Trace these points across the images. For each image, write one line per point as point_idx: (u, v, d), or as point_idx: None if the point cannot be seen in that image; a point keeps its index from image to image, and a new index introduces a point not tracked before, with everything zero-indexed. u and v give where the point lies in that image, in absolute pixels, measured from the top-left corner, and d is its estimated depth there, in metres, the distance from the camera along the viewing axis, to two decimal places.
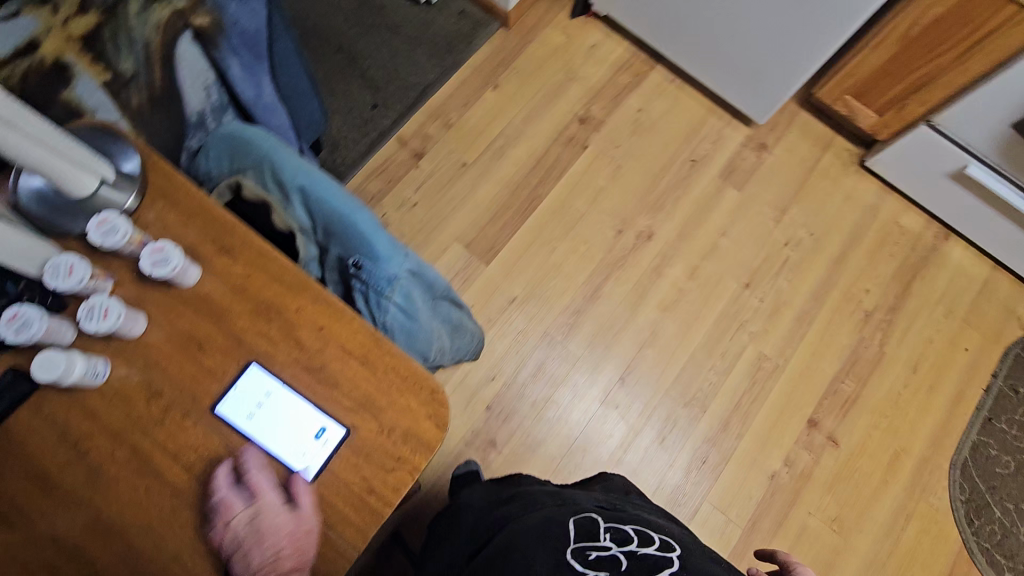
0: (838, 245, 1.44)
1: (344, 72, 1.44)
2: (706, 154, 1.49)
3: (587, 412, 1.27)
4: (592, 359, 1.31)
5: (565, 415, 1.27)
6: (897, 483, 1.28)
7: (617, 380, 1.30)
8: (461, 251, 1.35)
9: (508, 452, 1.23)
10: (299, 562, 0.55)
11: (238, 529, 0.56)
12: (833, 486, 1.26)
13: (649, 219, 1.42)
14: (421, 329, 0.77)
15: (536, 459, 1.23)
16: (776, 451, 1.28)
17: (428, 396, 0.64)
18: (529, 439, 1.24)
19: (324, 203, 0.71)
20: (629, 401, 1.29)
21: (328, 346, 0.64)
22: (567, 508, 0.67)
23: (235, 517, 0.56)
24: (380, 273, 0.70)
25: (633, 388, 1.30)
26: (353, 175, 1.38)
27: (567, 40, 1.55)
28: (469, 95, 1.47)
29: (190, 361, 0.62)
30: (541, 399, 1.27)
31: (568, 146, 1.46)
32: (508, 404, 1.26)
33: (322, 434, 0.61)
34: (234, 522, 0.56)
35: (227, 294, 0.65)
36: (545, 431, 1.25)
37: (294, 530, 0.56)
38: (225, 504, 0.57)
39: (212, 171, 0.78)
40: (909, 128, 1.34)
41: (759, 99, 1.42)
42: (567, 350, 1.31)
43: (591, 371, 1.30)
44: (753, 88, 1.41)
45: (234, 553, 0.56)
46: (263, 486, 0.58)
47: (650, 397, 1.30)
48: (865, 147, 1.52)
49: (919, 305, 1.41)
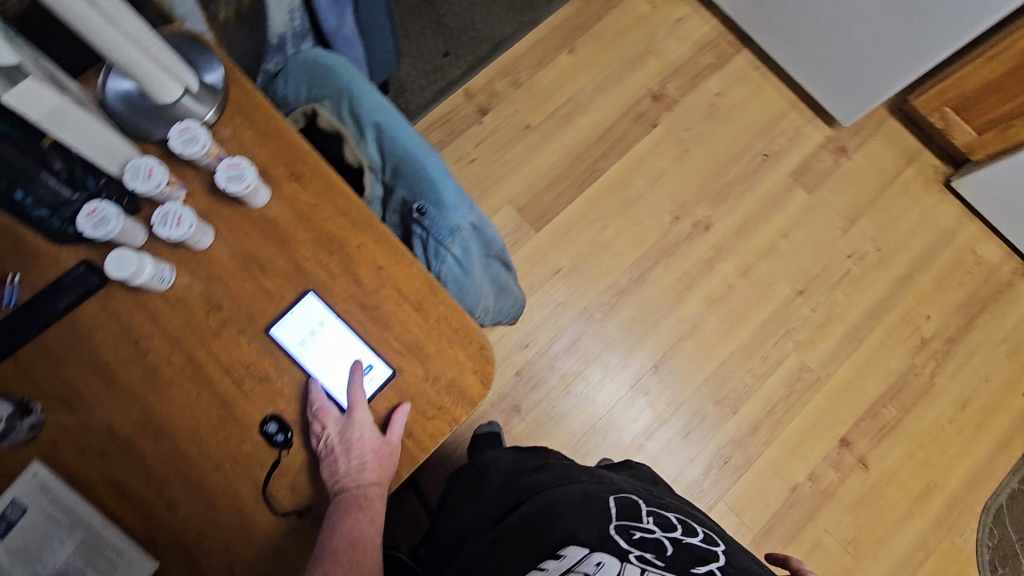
0: (905, 265, 1.37)
1: (419, 15, 1.40)
2: (780, 150, 1.42)
3: (615, 394, 1.26)
4: (628, 342, 1.29)
5: (593, 393, 1.26)
6: (923, 516, 1.24)
7: (650, 367, 1.28)
8: (512, 214, 1.33)
9: (530, 420, 1.24)
10: (380, 477, 0.59)
11: (330, 437, 0.59)
12: (854, 508, 1.23)
13: (709, 209, 1.37)
14: (472, 284, 0.77)
15: (557, 431, 1.24)
16: (802, 463, 1.25)
17: (476, 351, 0.64)
18: (553, 411, 1.24)
19: (397, 144, 0.69)
20: (659, 390, 1.27)
21: (384, 287, 0.64)
22: (605, 485, 0.68)
23: (329, 427, 0.59)
24: (444, 222, 0.69)
25: (664, 377, 1.28)
26: (415, 122, 1.36)
27: (652, 10, 1.47)
28: (543, 55, 1.42)
29: (251, 281, 0.63)
30: (570, 374, 1.27)
31: (636, 122, 1.41)
32: (537, 372, 1.26)
33: (368, 370, 0.62)
34: (329, 430, 0.59)
35: (292, 220, 0.65)
36: (570, 405, 1.25)
37: (382, 448, 0.59)
38: (323, 411, 0.59)
39: (289, 96, 0.77)
40: (1010, 152, 1.25)
41: (849, 100, 1.34)
42: (604, 330, 1.29)
43: (625, 354, 1.29)
44: (845, 87, 1.32)
45: (324, 458, 0.59)
46: (359, 402, 0.60)
47: (681, 389, 1.28)
48: (954, 166, 1.42)
49: (981, 340, 1.34)
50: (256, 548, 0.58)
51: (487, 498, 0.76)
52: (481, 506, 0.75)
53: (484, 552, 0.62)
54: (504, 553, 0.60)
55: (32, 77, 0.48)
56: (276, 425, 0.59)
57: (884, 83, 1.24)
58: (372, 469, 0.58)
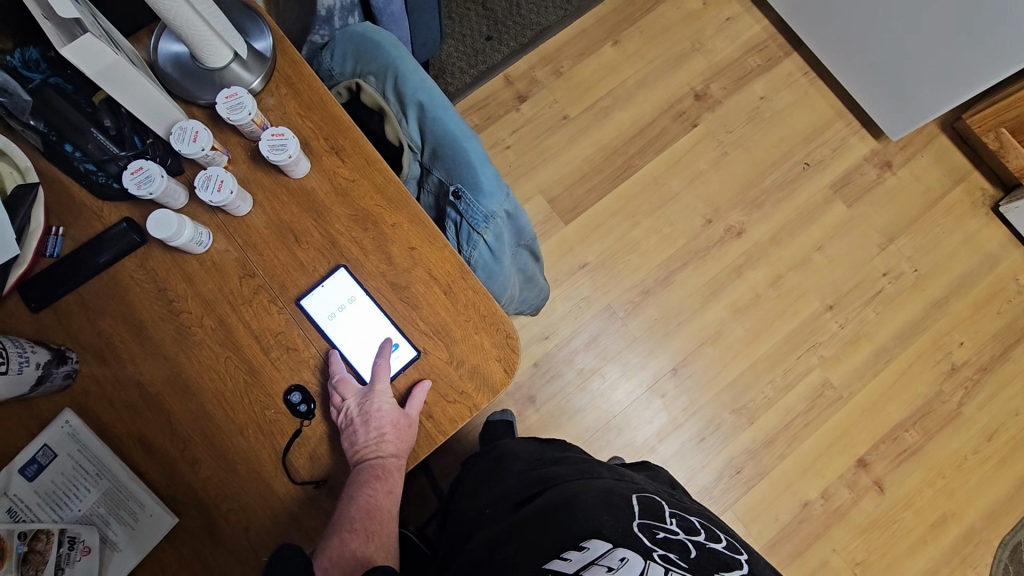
0: (942, 288, 1.33)
1: None
2: (822, 160, 1.38)
3: (631, 394, 1.25)
4: (649, 343, 1.28)
5: (609, 391, 1.25)
6: (936, 545, 1.21)
7: (670, 370, 1.27)
8: (543, 205, 1.32)
9: (544, 412, 1.24)
10: (399, 448, 0.59)
11: (349, 408, 0.59)
12: (866, 531, 1.21)
13: (743, 214, 1.34)
14: (502, 271, 0.76)
15: (570, 426, 1.23)
16: (816, 481, 1.23)
17: (502, 340, 0.64)
18: (568, 405, 1.24)
19: (438, 125, 0.68)
20: (676, 393, 1.26)
21: (416, 267, 0.64)
22: (627, 484, 0.69)
23: (348, 398, 0.59)
24: (479, 207, 0.68)
25: (683, 382, 1.27)
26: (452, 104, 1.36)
27: (702, 6, 1.44)
28: (586, 45, 1.40)
29: (285, 251, 0.64)
30: (588, 370, 1.26)
31: (676, 120, 1.38)
32: (555, 365, 1.26)
33: (393, 350, 0.62)
34: (348, 401, 0.59)
35: (330, 193, 0.65)
36: (586, 401, 1.25)
37: (401, 421, 0.60)
38: (342, 383, 0.60)
39: (335, 70, 0.77)
40: None
41: (898, 114, 1.29)
42: (626, 328, 1.28)
43: (645, 355, 1.27)
44: (895, 100, 1.28)
45: (343, 429, 0.59)
46: (381, 375, 0.60)
47: (698, 395, 1.26)
48: (1005, 190, 1.37)
49: (1015, 372, 1.30)
50: (272, 513, 0.59)
51: (506, 484, 0.77)
52: (499, 491, 0.76)
53: (502, 538, 0.63)
54: (522, 540, 0.60)
55: (91, 33, 0.48)
56: (300, 395, 0.60)
57: (936, 99, 1.20)
58: (390, 442, 0.58)
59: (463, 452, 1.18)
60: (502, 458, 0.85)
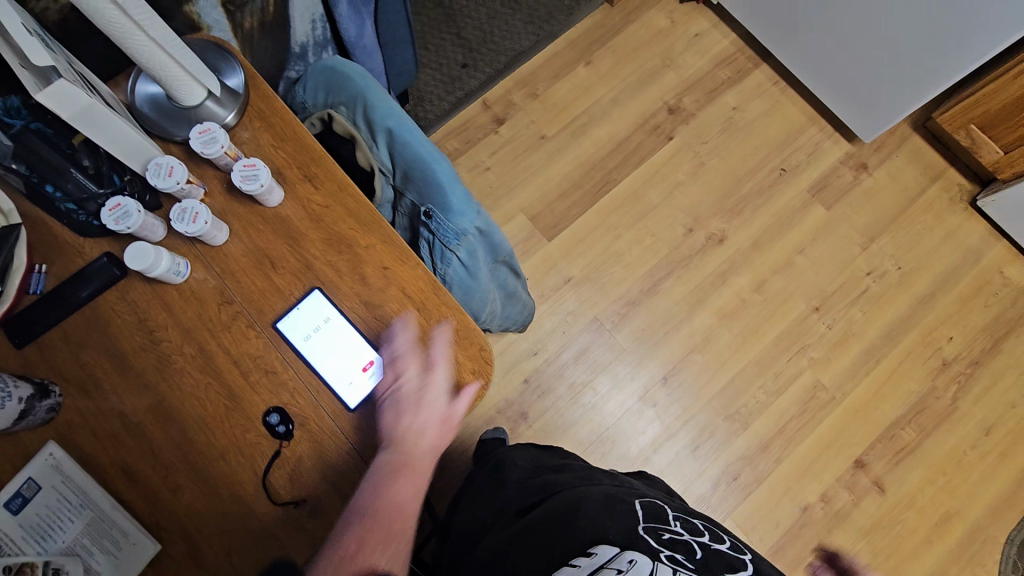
0: (927, 284, 1.34)
1: (439, 27, 1.43)
2: (798, 165, 1.41)
3: (623, 405, 1.26)
4: (638, 353, 1.29)
5: (601, 403, 1.26)
6: (942, 544, 1.20)
7: (660, 379, 1.27)
8: (525, 223, 1.35)
9: (537, 427, 1.24)
10: (436, 443, 0.61)
11: (403, 388, 0.62)
12: (869, 533, 1.20)
13: (723, 222, 1.36)
14: (477, 288, 0.78)
15: (564, 439, 1.23)
16: (814, 484, 1.22)
17: (476, 352, 0.65)
18: (560, 420, 1.24)
19: (408, 149, 0.70)
20: (668, 402, 1.26)
21: (389, 287, 0.66)
22: (626, 489, 0.69)
23: (404, 379, 0.62)
24: (449, 226, 0.70)
25: (674, 390, 1.27)
26: (432, 131, 1.39)
27: (670, 24, 1.48)
28: (560, 68, 1.44)
29: (261, 277, 0.65)
30: (579, 383, 1.26)
31: (651, 135, 1.41)
32: (545, 380, 1.26)
33: (370, 367, 0.63)
34: (403, 381, 0.62)
35: (304, 220, 0.67)
36: (578, 414, 1.25)
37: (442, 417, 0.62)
38: (401, 362, 0.63)
39: (308, 102, 0.80)
40: None
41: (864, 118, 1.33)
42: (614, 339, 1.29)
43: (634, 365, 1.28)
44: (860, 105, 1.32)
45: (390, 407, 0.61)
46: (439, 363, 0.63)
47: (690, 403, 1.26)
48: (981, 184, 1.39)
49: (1007, 364, 1.29)
50: (253, 537, 0.60)
51: (507, 493, 0.77)
52: (500, 500, 0.76)
53: (505, 547, 0.63)
54: (526, 548, 0.60)
55: (65, 77, 0.51)
56: (279, 416, 0.61)
57: (897, 104, 1.24)
58: (430, 439, 0.61)
59: (458, 472, 1.18)
60: (500, 467, 0.86)
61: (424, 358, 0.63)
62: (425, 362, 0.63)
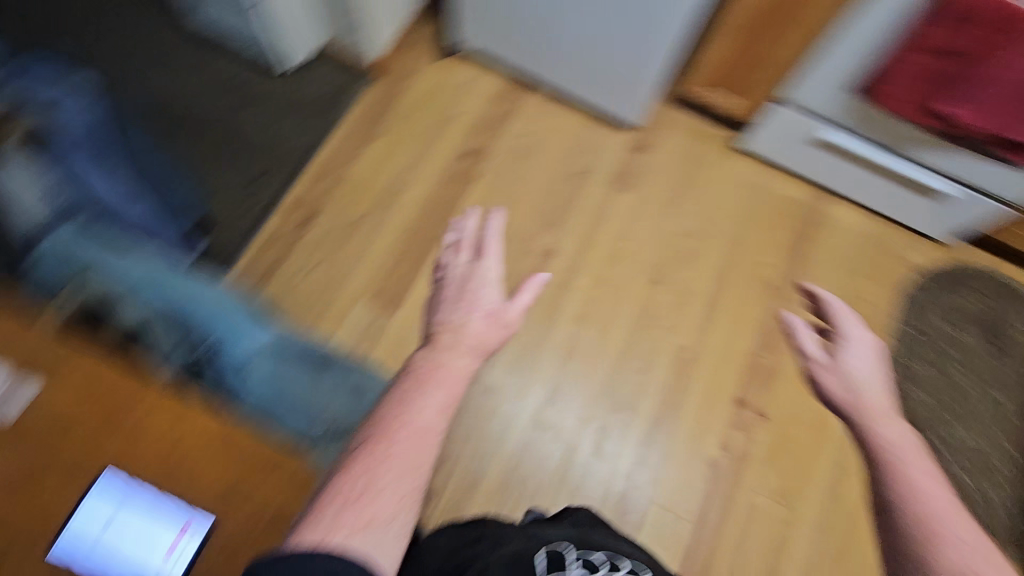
0: (732, 226, 1.50)
1: (211, 153, 1.42)
2: (592, 166, 1.54)
3: (522, 437, 1.27)
4: (517, 384, 1.31)
5: (501, 445, 1.26)
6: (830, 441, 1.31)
7: (546, 399, 1.31)
8: (366, 307, 1.35)
9: (448, 495, 1.22)
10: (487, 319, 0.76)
11: (457, 273, 0.81)
12: (772, 460, 1.29)
13: (546, 236, 1.45)
14: (280, 400, 0.90)
15: (478, 494, 1.23)
16: (709, 436, 1.30)
17: (281, 484, 0.64)
18: (468, 477, 1.23)
19: (187, 304, 0.90)
20: (562, 418, 1.29)
21: (176, 453, 0.65)
22: (533, 543, 0.69)
23: (458, 265, 0.81)
24: (234, 355, 0.89)
25: (563, 403, 1.30)
26: (242, 254, 1.37)
27: (436, 82, 1.58)
28: (348, 153, 1.48)
29: (36, 494, 0.63)
30: (473, 432, 1.27)
31: (455, 184, 1.48)
32: (440, 445, 1.25)
33: (177, 541, 0.61)
34: (458, 267, 0.81)
35: (73, 410, 0.66)
36: (483, 462, 1.25)
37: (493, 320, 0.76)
38: (455, 257, 0.82)
39: (45, 288, 0.85)
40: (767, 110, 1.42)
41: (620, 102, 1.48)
42: (491, 381, 1.31)
43: (518, 397, 1.30)
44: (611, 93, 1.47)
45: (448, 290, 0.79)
46: (485, 256, 0.80)
47: (582, 410, 1.30)
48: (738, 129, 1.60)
49: (818, 267, 1.47)
50: None
51: None
52: None
53: None
54: None
55: None
56: None
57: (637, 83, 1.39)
58: (480, 323, 0.75)
59: None
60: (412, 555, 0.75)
61: (473, 256, 0.81)
62: (472, 258, 0.81)
